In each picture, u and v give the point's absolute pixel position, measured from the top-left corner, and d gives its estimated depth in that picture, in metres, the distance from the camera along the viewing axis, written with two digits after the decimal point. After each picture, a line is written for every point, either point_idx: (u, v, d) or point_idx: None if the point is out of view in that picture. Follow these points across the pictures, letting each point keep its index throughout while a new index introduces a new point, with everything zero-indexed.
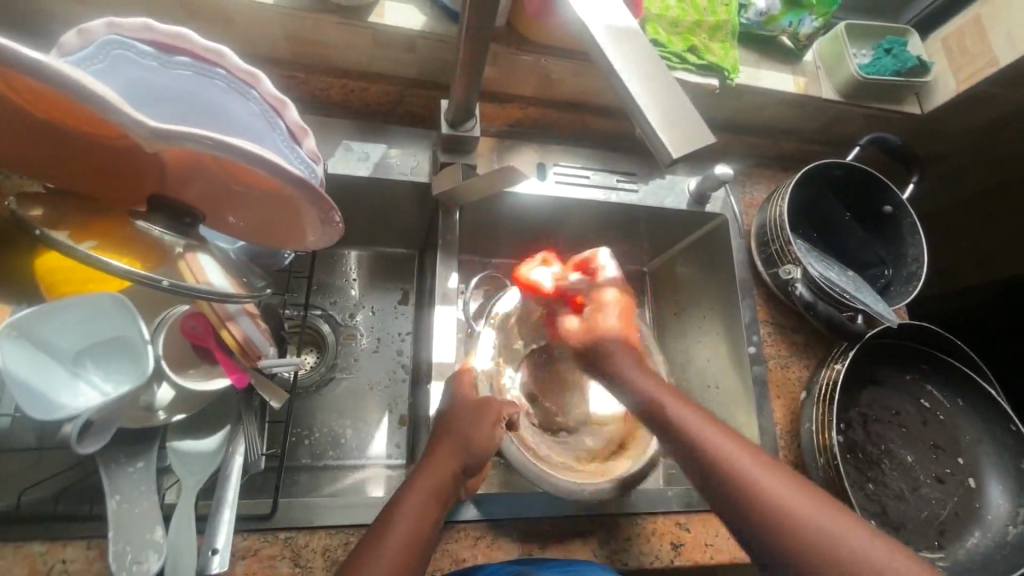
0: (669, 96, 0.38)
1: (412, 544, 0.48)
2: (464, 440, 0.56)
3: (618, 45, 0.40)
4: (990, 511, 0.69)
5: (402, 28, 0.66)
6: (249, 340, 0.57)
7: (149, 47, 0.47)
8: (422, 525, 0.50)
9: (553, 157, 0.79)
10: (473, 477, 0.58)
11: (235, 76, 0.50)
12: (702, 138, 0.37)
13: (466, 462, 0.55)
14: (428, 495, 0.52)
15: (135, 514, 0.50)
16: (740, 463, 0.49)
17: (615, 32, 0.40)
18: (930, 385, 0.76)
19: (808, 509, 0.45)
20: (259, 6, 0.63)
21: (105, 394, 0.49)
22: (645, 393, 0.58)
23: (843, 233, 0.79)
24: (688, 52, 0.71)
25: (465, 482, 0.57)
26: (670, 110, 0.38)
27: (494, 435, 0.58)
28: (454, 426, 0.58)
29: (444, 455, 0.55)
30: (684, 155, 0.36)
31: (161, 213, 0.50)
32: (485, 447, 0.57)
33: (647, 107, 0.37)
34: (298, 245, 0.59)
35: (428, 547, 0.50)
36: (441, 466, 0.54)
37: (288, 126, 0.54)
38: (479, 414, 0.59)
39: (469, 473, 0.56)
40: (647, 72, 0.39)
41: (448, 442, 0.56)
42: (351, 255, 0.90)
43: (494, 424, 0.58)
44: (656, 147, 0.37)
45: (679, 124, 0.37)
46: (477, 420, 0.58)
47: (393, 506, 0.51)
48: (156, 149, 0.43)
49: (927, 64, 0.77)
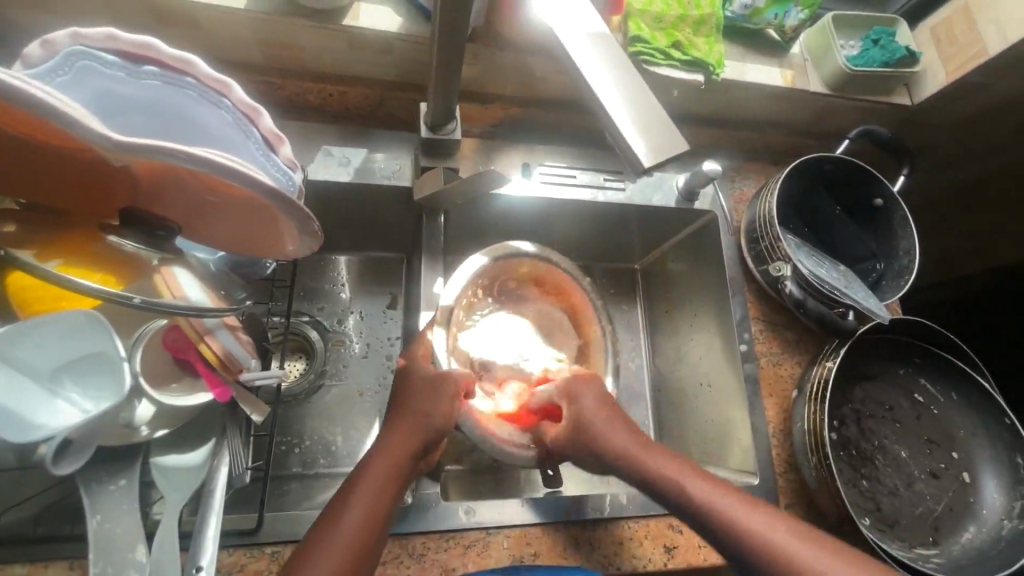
0: (641, 107, 0.41)
1: (369, 528, 0.49)
2: (421, 416, 0.56)
3: (606, 52, 0.42)
4: (985, 506, 0.69)
5: (378, 30, 0.65)
6: (230, 354, 0.56)
7: (116, 57, 0.45)
8: (380, 502, 0.50)
9: (538, 157, 0.78)
10: (432, 449, 0.58)
11: (204, 84, 0.48)
12: (676, 146, 0.39)
13: (426, 435, 0.55)
14: (386, 476, 0.52)
15: (116, 534, 0.49)
16: (734, 514, 0.50)
17: (605, 40, 0.43)
18: (924, 379, 0.75)
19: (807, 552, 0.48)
20: (229, 10, 0.61)
21: (86, 411, 0.48)
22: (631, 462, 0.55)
23: (833, 227, 0.78)
24: (672, 47, 0.70)
25: (425, 457, 0.57)
26: (644, 120, 0.40)
27: (455, 407, 0.58)
28: (415, 397, 0.57)
29: (401, 432, 0.55)
30: (658, 162, 0.39)
31: (133, 227, 0.49)
32: (445, 418, 0.57)
33: (619, 115, 0.40)
34: (279, 253, 0.58)
35: (387, 523, 0.51)
36: (398, 442, 0.54)
37: (263, 134, 0.53)
38: (439, 388, 0.58)
39: (430, 446, 0.56)
40: (623, 80, 0.41)
41: (408, 417, 0.56)
42: (340, 261, 0.88)
43: (454, 397, 0.58)
44: (630, 155, 0.39)
45: (652, 134, 0.40)
46: (438, 390, 0.58)
47: (347, 490, 0.51)
48: (124, 161, 0.42)
49: (915, 54, 0.75)
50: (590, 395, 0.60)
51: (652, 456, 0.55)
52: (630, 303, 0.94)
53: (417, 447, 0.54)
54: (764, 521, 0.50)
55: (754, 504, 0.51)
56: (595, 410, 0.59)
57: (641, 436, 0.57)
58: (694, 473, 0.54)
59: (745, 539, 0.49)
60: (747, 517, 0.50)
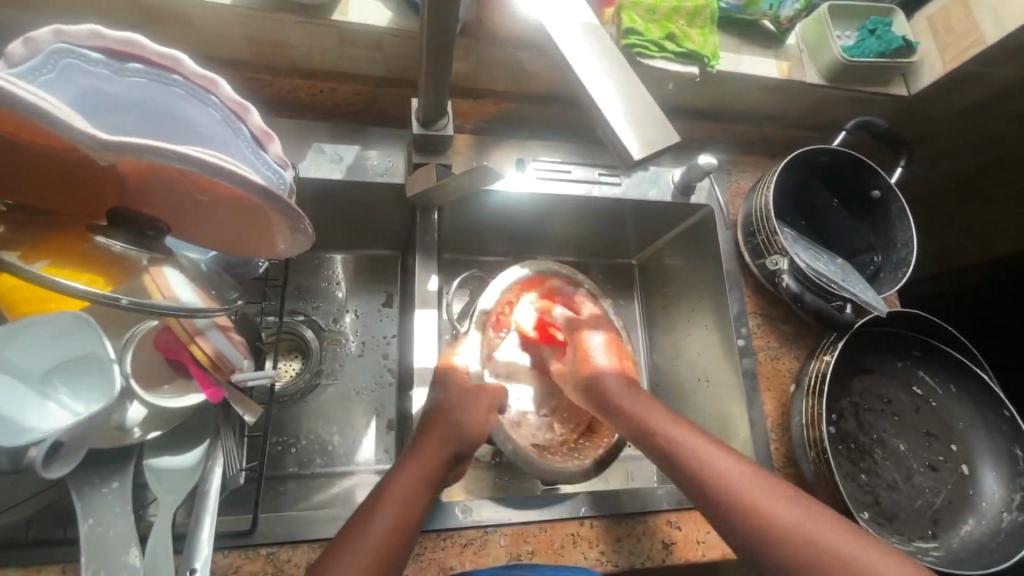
0: (628, 99, 0.40)
1: (398, 533, 0.49)
2: (456, 425, 0.58)
3: (596, 44, 0.42)
4: (984, 498, 0.68)
5: (367, 25, 0.64)
6: (221, 355, 0.54)
7: (101, 54, 0.43)
8: (409, 512, 0.50)
9: (533, 152, 0.78)
10: (462, 465, 0.58)
11: (192, 82, 0.47)
12: (666, 136, 0.39)
13: (460, 446, 0.57)
14: (417, 486, 0.52)
15: (109, 537, 0.49)
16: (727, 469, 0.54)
17: (596, 33, 0.42)
18: (923, 371, 0.75)
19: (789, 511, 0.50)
20: (215, 6, 0.61)
21: (77, 413, 0.47)
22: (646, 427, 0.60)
23: (830, 219, 0.78)
24: (666, 40, 0.69)
25: (455, 469, 0.57)
26: (633, 113, 0.39)
27: (487, 421, 0.61)
28: (448, 413, 0.59)
29: (437, 437, 0.56)
30: (647, 155, 0.38)
31: (120, 227, 0.48)
32: (476, 432, 0.59)
33: (608, 108, 0.39)
34: (270, 252, 0.57)
35: (414, 531, 0.50)
36: (431, 451, 0.55)
37: (252, 131, 0.52)
38: (474, 401, 0.61)
39: (463, 457, 0.57)
40: (612, 73, 0.41)
41: (441, 428, 0.57)
42: (336, 259, 0.88)
43: (488, 410, 0.62)
44: (618, 147, 0.39)
45: (643, 128, 0.39)
46: (471, 406, 0.60)
47: (373, 501, 0.50)
48: (110, 160, 0.41)
49: (912, 44, 0.75)
50: (617, 377, 0.65)
51: (669, 424, 0.59)
52: (627, 298, 0.94)
53: (449, 459, 0.56)
54: (753, 484, 0.52)
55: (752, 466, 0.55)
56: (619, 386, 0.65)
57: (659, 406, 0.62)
58: (702, 437, 0.57)
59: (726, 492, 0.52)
60: (733, 471, 0.54)
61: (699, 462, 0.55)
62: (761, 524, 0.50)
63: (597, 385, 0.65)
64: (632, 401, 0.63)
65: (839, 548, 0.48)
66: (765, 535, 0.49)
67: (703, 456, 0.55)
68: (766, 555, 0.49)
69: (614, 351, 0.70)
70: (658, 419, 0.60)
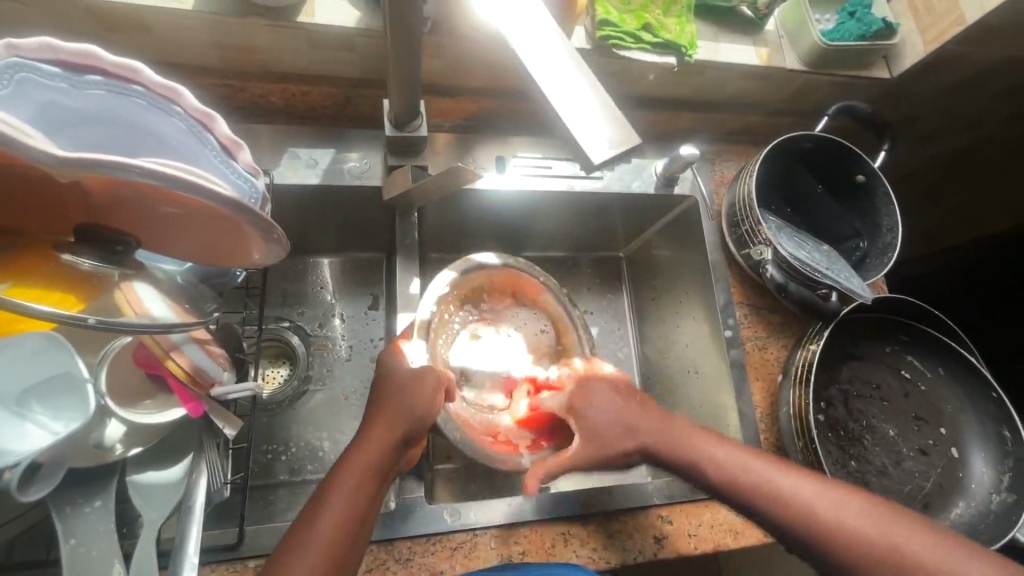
0: (589, 103, 0.40)
1: (345, 527, 0.48)
2: (402, 411, 0.55)
3: (557, 49, 0.42)
4: (973, 480, 0.69)
5: (333, 27, 0.63)
6: (199, 369, 0.53)
7: (56, 67, 0.40)
8: (356, 501, 0.49)
9: (513, 149, 0.77)
10: (413, 448, 0.56)
11: (155, 93, 0.44)
12: (628, 140, 0.39)
13: (407, 431, 0.54)
14: (364, 474, 0.50)
15: (93, 557, 0.49)
16: (731, 460, 0.55)
17: (557, 38, 0.42)
18: (911, 356, 0.75)
19: (810, 494, 0.52)
20: (178, 13, 0.59)
21: (55, 433, 0.46)
22: (626, 421, 0.58)
23: (816, 206, 0.77)
24: (642, 30, 0.68)
25: (405, 455, 0.55)
26: (595, 116, 0.40)
27: (434, 403, 0.56)
28: (391, 394, 0.56)
29: (383, 425, 0.54)
30: (605, 160, 0.38)
31: (89, 244, 0.47)
32: (423, 416, 0.55)
33: (567, 111, 0.39)
34: (246, 262, 0.56)
35: (365, 519, 0.50)
36: (381, 432, 0.53)
37: (220, 141, 0.50)
38: (418, 382, 0.57)
39: (410, 441, 0.55)
40: (573, 77, 0.41)
41: (386, 412, 0.54)
42: (322, 264, 0.87)
43: (436, 388, 0.57)
44: (578, 152, 0.39)
45: (604, 130, 0.39)
46: (415, 386, 0.57)
47: (320, 496, 0.49)
48: (72, 178, 0.40)
49: (893, 25, 0.73)
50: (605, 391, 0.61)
51: (652, 415, 0.59)
52: (616, 291, 0.93)
53: (394, 445, 0.53)
54: (796, 483, 0.53)
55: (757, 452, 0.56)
56: (603, 392, 0.61)
57: (645, 400, 0.61)
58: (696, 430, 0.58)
59: (737, 479, 0.54)
60: (780, 479, 0.53)
61: (733, 475, 0.54)
62: (812, 522, 0.50)
63: (582, 392, 0.62)
64: (612, 401, 0.60)
65: (896, 538, 0.49)
66: (802, 525, 0.51)
67: (741, 467, 0.54)
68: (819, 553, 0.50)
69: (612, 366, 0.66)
70: (625, 403, 0.60)
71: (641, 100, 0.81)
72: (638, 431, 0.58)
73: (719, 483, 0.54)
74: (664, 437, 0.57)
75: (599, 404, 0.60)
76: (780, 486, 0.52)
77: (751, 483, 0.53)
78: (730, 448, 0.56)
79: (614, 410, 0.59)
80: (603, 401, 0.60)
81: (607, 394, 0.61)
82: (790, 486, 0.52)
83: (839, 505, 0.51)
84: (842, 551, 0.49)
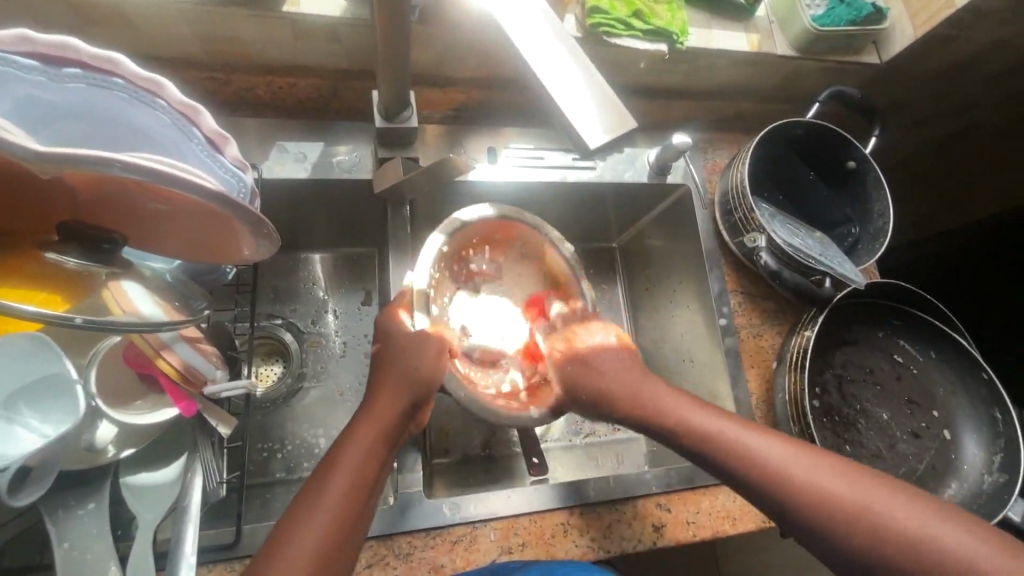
0: (583, 86, 0.39)
1: (350, 504, 0.47)
2: (404, 371, 0.54)
3: (549, 31, 0.41)
4: (966, 462, 0.69)
5: (319, 17, 0.61)
6: (190, 367, 0.52)
7: (32, 60, 0.38)
8: (363, 479, 0.48)
9: (504, 140, 0.76)
10: (420, 411, 0.55)
11: (135, 85, 0.43)
12: (623, 125, 0.39)
13: (412, 400, 0.53)
14: (369, 449, 0.50)
15: (86, 560, 0.48)
16: (705, 425, 0.54)
17: (550, 18, 0.42)
18: (903, 340, 0.76)
19: (786, 460, 0.50)
20: (159, 5, 0.58)
21: (46, 435, 0.45)
22: (608, 378, 0.58)
23: (808, 193, 0.77)
24: (633, 17, 0.68)
25: (413, 420, 0.54)
26: (586, 99, 0.39)
27: (440, 366, 0.55)
28: (397, 361, 0.55)
29: (387, 398, 0.53)
30: (602, 146, 0.38)
31: (74, 243, 0.45)
32: (431, 378, 0.54)
33: (558, 94, 0.39)
34: (235, 258, 0.55)
35: (369, 497, 0.49)
36: (384, 407, 0.53)
37: (205, 134, 0.48)
38: (424, 346, 0.56)
39: (417, 408, 0.54)
40: (565, 59, 0.40)
41: (393, 382, 0.54)
42: (314, 260, 0.86)
43: (438, 357, 0.56)
44: (573, 138, 0.39)
45: (600, 114, 0.39)
46: (420, 350, 0.55)
47: (325, 470, 0.48)
48: (55, 174, 0.39)
49: (883, 10, 0.73)
50: (607, 353, 0.60)
51: (638, 373, 0.59)
52: (610, 282, 0.93)
53: (401, 414, 0.53)
54: (774, 450, 0.51)
55: (736, 419, 0.55)
56: (602, 351, 0.60)
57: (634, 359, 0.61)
58: (677, 394, 0.57)
59: (713, 444, 0.53)
60: (757, 444, 0.52)
61: (707, 438, 0.53)
62: (788, 487, 0.49)
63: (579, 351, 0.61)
64: (603, 359, 0.59)
65: (871, 502, 0.47)
66: (780, 492, 0.49)
67: (724, 433, 0.53)
68: (795, 517, 0.49)
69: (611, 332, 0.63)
70: (614, 364, 0.59)
71: (632, 89, 0.81)
72: (623, 393, 0.57)
73: (699, 448, 0.54)
74: (643, 400, 0.57)
75: (596, 361, 0.59)
76: (755, 453, 0.51)
77: (726, 446, 0.52)
78: (712, 415, 0.55)
79: (598, 366, 0.59)
80: (597, 359, 0.60)
81: (599, 351, 0.60)
82: (766, 453, 0.51)
83: (817, 471, 0.49)
84: (818, 517, 0.47)
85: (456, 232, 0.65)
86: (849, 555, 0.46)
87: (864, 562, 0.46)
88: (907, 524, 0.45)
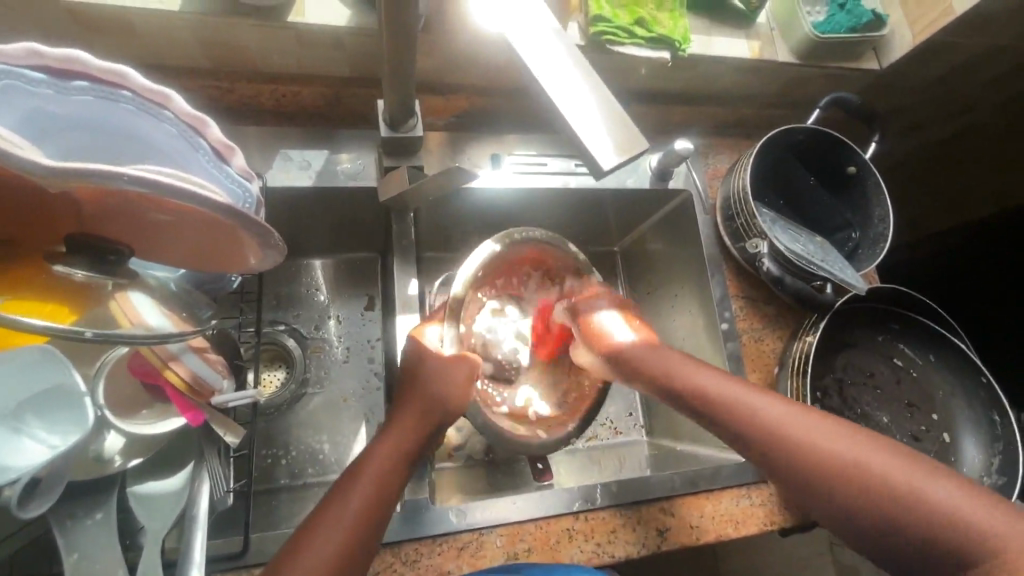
0: (595, 106, 0.40)
1: (373, 510, 0.48)
2: (433, 393, 0.56)
3: (562, 50, 0.42)
4: (965, 464, 0.70)
5: (325, 26, 0.62)
6: (199, 378, 0.52)
7: (41, 73, 0.38)
8: (382, 488, 0.49)
9: (508, 147, 0.76)
10: (443, 434, 0.58)
11: (143, 97, 0.43)
12: (637, 141, 0.39)
13: (435, 418, 0.56)
14: (390, 460, 0.51)
15: (96, 570, 0.48)
16: (706, 385, 0.56)
17: (562, 37, 0.42)
18: (902, 343, 0.77)
19: (781, 417, 0.51)
20: (164, 14, 0.58)
21: (54, 446, 0.45)
22: (640, 360, 0.62)
23: (808, 199, 0.78)
24: (636, 25, 0.68)
25: (433, 441, 0.57)
26: (596, 115, 0.40)
27: (467, 391, 0.57)
28: (426, 384, 0.57)
29: (413, 415, 0.55)
30: (617, 164, 0.38)
31: (82, 254, 0.45)
32: (455, 404, 0.56)
33: (570, 112, 0.39)
34: (241, 267, 0.55)
35: (390, 505, 0.50)
36: (410, 422, 0.55)
37: (211, 145, 0.48)
38: (451, 370, 0.57)
39: (440, 429, 0.57)
40: (576, 79, 0.41)
41: (419, 399, 0.56)
42: (315, 265, 0.85)
43: (466, 382, 0.57)
44: (586, 156, 0.39)
45: (612, 132, 0.39)
46: (448, 374, 0.57)
47: (352, 475, 0.50)
48: (64, 188, 0.39)
49: (883, 17, 0.74)
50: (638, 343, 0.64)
51: (652, 352, 0.62)
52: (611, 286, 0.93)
53: (426, 433, 0.55)
54: (770, 408, 0.52)
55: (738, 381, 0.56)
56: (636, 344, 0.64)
57: (659, 346, 0.63)
58: (689, 361, 0.59)
59: (713, 401, 0.55)
60: (755, 401, 0.53)
61: (710, 398, 0.55)
62: (782, 440, 0.49)
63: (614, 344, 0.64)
64: (636, 349, 0.63)
65: (866, 458, 0.46)
66: (775, 449, 0.50)
67: (738, 399, 0.53)
68: (790, 476, 0.49)
69: (634, 328, 0.67)
70: (647, 350, 0.62)
71: (633, 94, 0.82)
72: (652, 367, 0.60)
73: (699, 405, 0.56)
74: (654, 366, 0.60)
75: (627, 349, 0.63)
76: (752, 409, 0.52)
77: (726, 404, 0.54)
78: (713, 376, 0.57)
79: (633, 353, 0.63)
80: (632, 347, 0.63)
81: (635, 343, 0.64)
82: (763, 408, 0.52)
83: (806, 428, 0.49)
84: (810, 471, 0.47)
85: (508, 246, 0.64)
86: (843, 514, 0.46)
87: (859, 519, 0.45)
88: (900, 479, 0.44)
